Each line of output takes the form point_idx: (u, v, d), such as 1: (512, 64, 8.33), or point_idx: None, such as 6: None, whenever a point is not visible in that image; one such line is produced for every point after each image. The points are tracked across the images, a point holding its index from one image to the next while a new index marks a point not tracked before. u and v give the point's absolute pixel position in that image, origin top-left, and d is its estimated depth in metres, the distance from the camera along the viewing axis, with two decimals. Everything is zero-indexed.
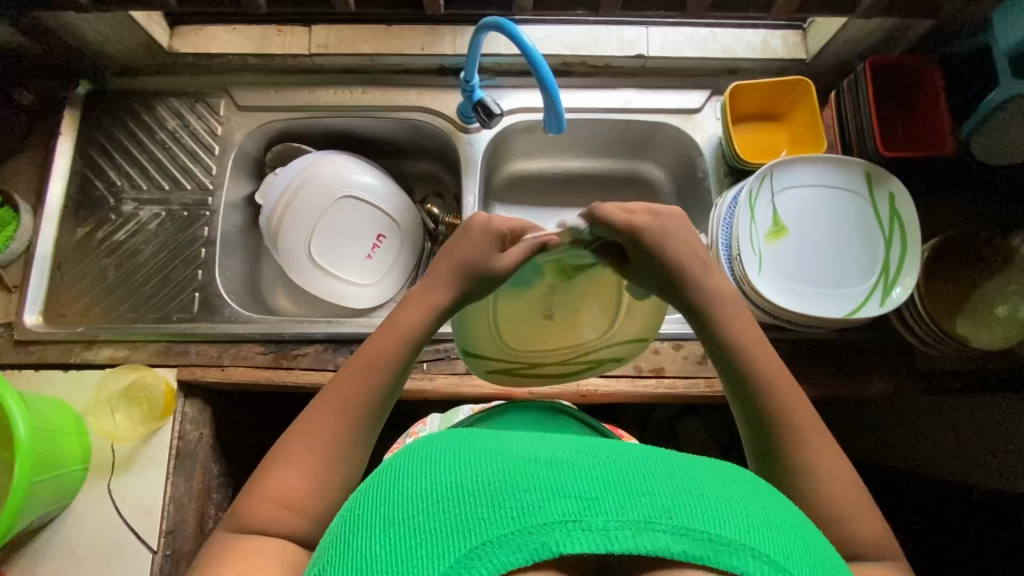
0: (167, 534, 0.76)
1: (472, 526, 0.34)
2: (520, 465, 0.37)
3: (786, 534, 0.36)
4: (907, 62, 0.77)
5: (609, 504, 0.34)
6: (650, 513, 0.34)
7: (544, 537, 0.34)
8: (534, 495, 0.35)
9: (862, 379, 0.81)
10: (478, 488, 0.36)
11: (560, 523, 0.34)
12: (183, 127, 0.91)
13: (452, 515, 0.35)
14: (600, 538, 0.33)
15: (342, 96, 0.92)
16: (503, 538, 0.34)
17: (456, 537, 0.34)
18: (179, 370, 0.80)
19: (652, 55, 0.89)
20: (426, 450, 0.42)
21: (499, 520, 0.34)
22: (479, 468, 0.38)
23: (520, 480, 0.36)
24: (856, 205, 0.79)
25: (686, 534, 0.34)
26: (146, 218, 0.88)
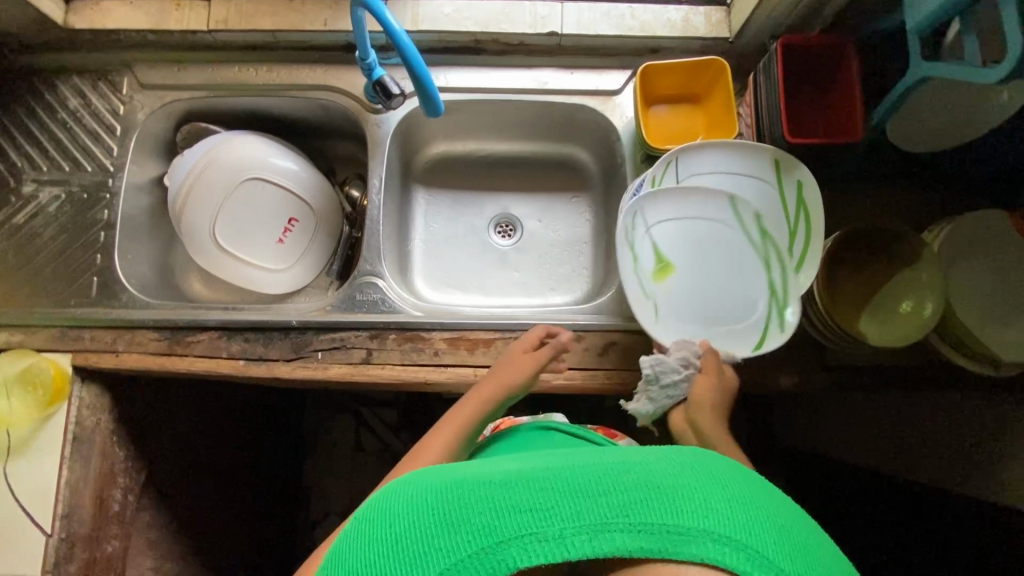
0: (62, 517, 0.77)
1: (431, 554, 0.37)
2: (475, 487, 0.40)
3: (746, 513, 0.37)
4: (820, 41, 0.72)
5: (562, 512, 0.36)
6: (604, 515, 0.36)
7: (501, 554, 0.36)
8: (489, 516, 0.37)
9: (769, 374, 0.79)
10: (438, 514, 0.39)
11: (518, 538, 0.36)
12: (85, 107, 0.89)
13: (416, 547, 0.37)
14: (555, 547, 0.36)
15: (247, 75, 0.89)
16: (462, 562, 0.36)
17: (417, 568, 0.37)
18: (73, 355, 0.80)
19: (566, 32, 0.85)
20: (394, 486, 0.45)
21: (456, 547, 0.37)
22: (442, 495, 0.40)
23: (474, 502, 0.38)
24: (763, 195, 0.76)
25: (641, 531, 0.35)
26: (46, 200, 0.86)
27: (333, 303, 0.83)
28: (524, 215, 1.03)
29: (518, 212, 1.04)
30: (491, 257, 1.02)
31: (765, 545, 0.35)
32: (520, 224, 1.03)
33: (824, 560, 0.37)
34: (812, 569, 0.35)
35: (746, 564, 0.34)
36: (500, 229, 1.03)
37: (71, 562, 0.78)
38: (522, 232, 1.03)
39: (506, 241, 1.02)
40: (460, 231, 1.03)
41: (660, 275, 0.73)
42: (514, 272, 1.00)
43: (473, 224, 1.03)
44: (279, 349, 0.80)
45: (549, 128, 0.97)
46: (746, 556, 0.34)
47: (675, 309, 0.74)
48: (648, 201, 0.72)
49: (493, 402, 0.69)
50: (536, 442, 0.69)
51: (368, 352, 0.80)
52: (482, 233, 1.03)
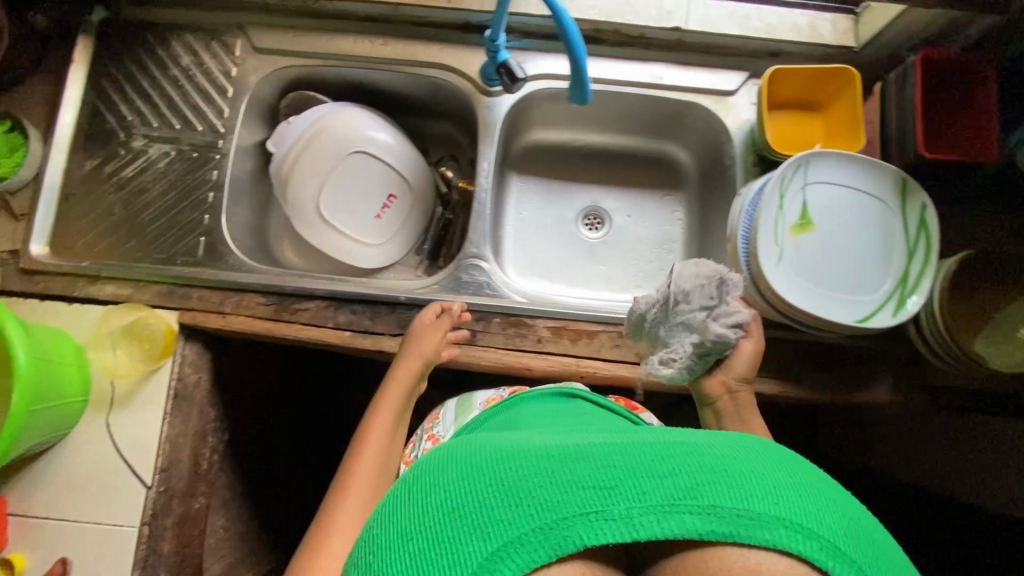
0: (161, 472, 0.78)
1: (493, 527, 0.37)
2: (535, 462, 0.40)
3: (812, 500, 0.38)
4: (961, 59, 0.72)
5: (629, 492, 0.37)
6: (672, 497, 0.37)
7: (569, 530, 0.36)
8: (554, 491, 0.37)
9: (868, 387, 0.79)
10: (498, 488, 0.39)
11: (584, 517, 0.36)
12: (197, 66, 0.88)
13: (476, 519, 0.37)
14: (623, 527, 0.36)
15: (363, 46, 0.88)
16: (526, 536, 0.36)
17: (478, 540, 0.36)
18: (180, 313, 0.80)
19: (690, 29, 0.84)
20: (442, 458, 0.44)
21: (521, 520, 0.37)
22: (499, 468, 0.40)
23: (536, 476, 0.38)
24: (883, 212, 0.76)
25: (712, 513, 0.36)
26: (155, 156, 0.86)
27: (437, 283, 0.83)
28: (614, 209, 1.03)
29: (607, 205, 1.03)
30: (578, 248, 1.01)
31: (834, 534, 0.37)
32: (608, 218, 1.02)
33: (887, 550, 0.38)
34: (877, 558, 0.37)
35: (817, 552, 0.36)
36: (589, 221, 1.03)
37: (168, 515, 0.79)
38: (610, 226, 1.02)
39: (594, 234, 1.02)
40: (549, 220, 1.02)
41: (798, 229, 0.75)
42: (601, 266, 1.00)
43: (562, 214, 1.03)
44: (385, 323, 0.80)
45: (651, 123, 0.97)
46: (818, 544, 0.36)
47: (795, 285, 0.74)
48: (815, 157, 0.75)
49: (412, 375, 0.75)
50: (562, 410, 0.68)
51: (472, 334, 0.80)
52: (571, 224, 1.02)
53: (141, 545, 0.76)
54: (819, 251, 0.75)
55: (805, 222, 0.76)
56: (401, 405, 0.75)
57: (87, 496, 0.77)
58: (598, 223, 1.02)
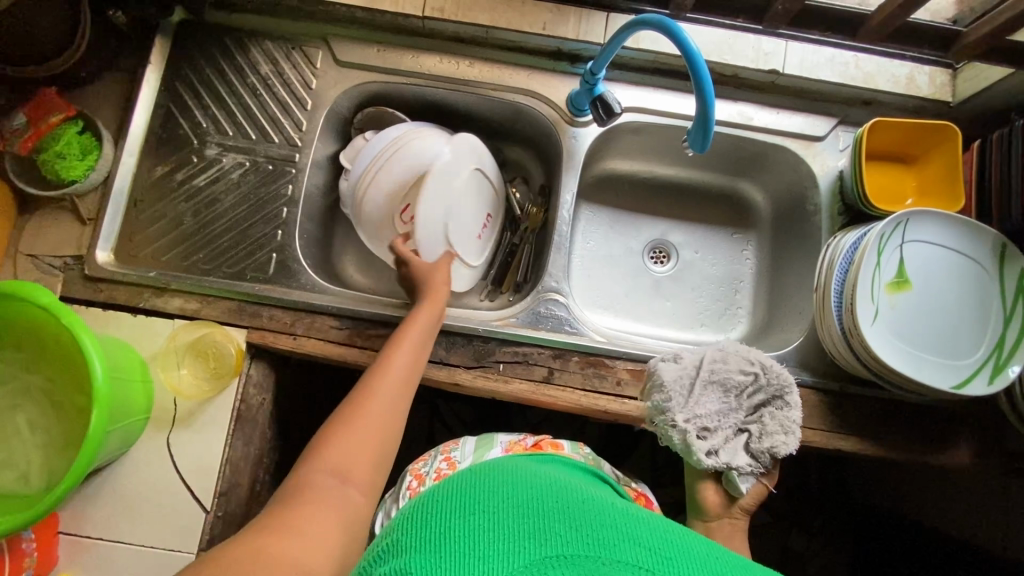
0: (221, 496, 0.75)
1: (552, 539, 0.40)
2: (603, 516, 0.43)
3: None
4: None
5: (680, 564, 0.39)
6: None
7: (613, 573, 0.38)
8: (612, 536, 0.41)
9: (948, 450, 0.78)
10: (567, 518, 0.42)
11: (633, 566, 0.38)
12: (276, 75, 0.86)
13: (541, 528, 0.41)
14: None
15: (448, 67, 0.86)
16: (574, 558, 0.39)
17: (538, 544, 0.40)
18: (250, 332, 0.78)
19: (787, 72, 0.83)
20: (519, 476, 0.49)
21: (572, 541, 0.40)
22: (572, 506, 0.44)
23: (601, 526, 0.42)
24: (981, 275, 0.74)
25: None
26: (228, 166, 0.84)
27: (515, 315, 0.81)
28: (681, 244, 1.00)
29: (675, 241, 1.00)
30: (645, 283, 0.98)
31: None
32: (675, 254, 0.99)
33: None
34: None
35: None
36: (655, 256, 1.00)
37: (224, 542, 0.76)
38: (677, 262, 0.99)
39: (660, 269, 0.99)
40: (616, 252, 1.00)
41: (894, 287, 0.74)
42: (669, 303, 0.97)
43: (629, 247, 1.00)
44: (461, 355, 0.78)
45: (731, 161, 0.95)
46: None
47: (889, 342, 0.72)
48: (915, 215, 0.73)
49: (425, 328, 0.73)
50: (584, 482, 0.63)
51: (549, 371, 0.78)
52: (637, 258, 1.00)
53: None
54: (915, 310, 0.74)
55: (902, 281, 0.74)
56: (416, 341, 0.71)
57: (144, 518, 0.74)
58: (664, 258, 0.99)
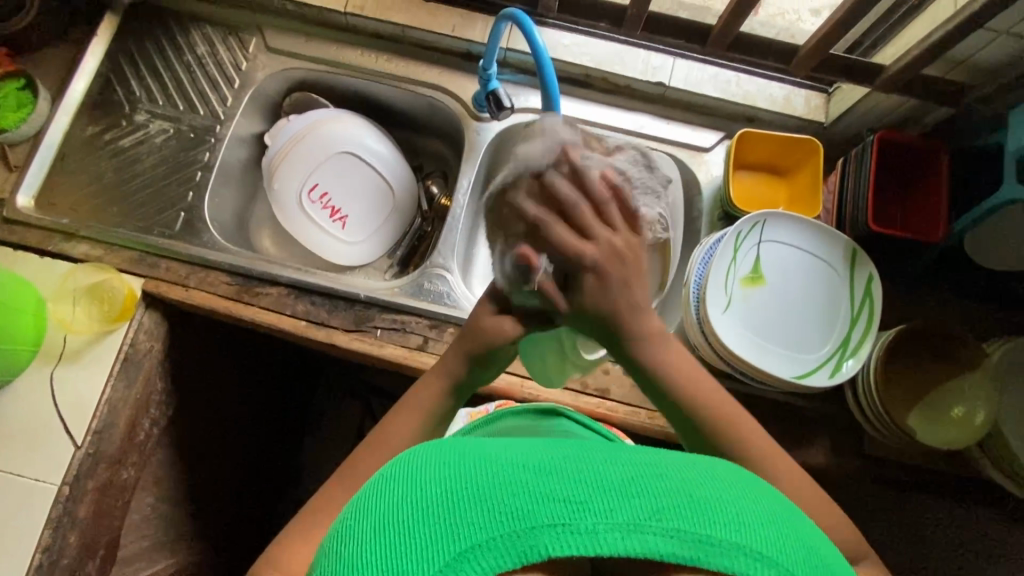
0: (94, 434, 0.78)
1: (458, 527, 0.31)
2: (509, 467, 0.34)
3: (776, 528, 0.33)
4: (916, 143, 0.76)
5: (598, 504, 0.31)
6: (639, 516, 0.31)
7: (533, 539, 0.31)
8: (519, 498, 0.32)
9: (806, 449, 0.79)
10: (470, 488, 0.33)
11: (551, 527, 0.31)
12: (211, 56, 0.94)
13: (445, 517, 0.32)
14: (588, 542, 0.31)
15: (368, 59, 0.94)
16: (493, 541, 0.31)
17: (444, 539, 0.31)
18: (146, 280, 0.82)
19: (673, 85, 0.90)
20: (422, 444, 0.39)
21: (489, 523, 0.31)
22: (473, 468, 0.34)
23: (506, 483, 0.33)
24: (834, 278, 0.78)
25: (676, 536, 0.31)
26: (154, 132, 0.91)
27: (400, 286, 0.86)
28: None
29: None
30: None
31: (802, 568, 0.32)
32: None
33: None
34: None
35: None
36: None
37: (91, 479, 0.78)
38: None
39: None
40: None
41: (750, 284, 0.78)
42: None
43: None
44: (342, 318, 0.82)
45: None
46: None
47: (739, 333, 0.76)
48: (772, 217, 0.78)
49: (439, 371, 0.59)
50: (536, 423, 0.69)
51: (424, 340, 0.82)
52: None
53: (57, 504, 0.75)
54: (767, 307, 0.78)
55: (755, 278, 0.78)
56: (437, 417, 0.59)
57: (16, 447, 0.77)
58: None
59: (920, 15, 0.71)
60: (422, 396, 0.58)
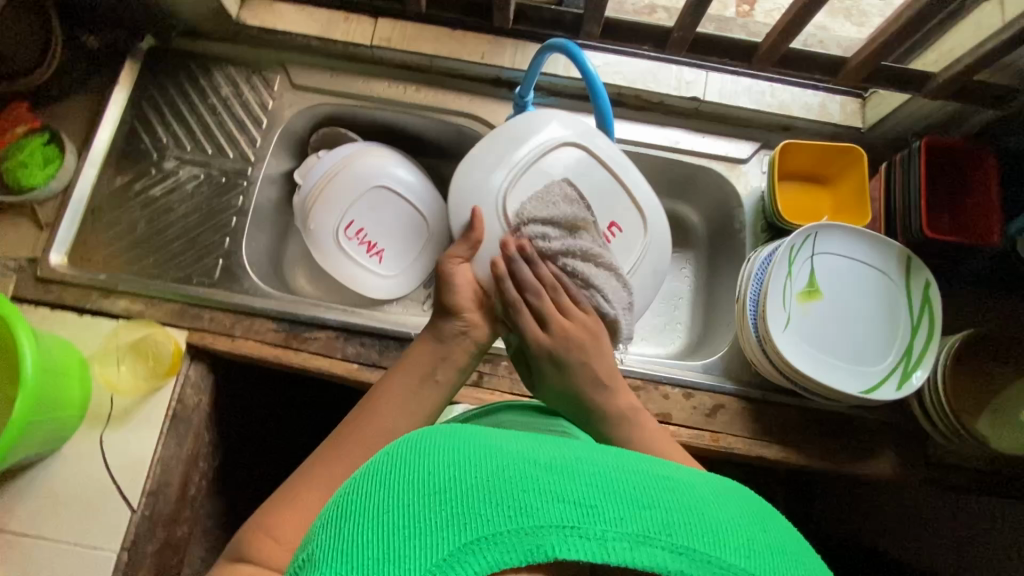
0: (149, 495, 0.76)
1: (466, 518, 0.30)
2: (519, 463, 0.33)
3: (772, 554, 0.33)
4: (962, 149, 0.76)
5: (609, 511, 0.31)
6: (648, 528, 0.31)
7: (540, 539, 0.30)
8: (529, 495, 0.31)
9: (873, 459, 0.78)
10: (479, 480, 0.32)
11: (557, 528, 0.30)
12: (236, 96, 0.92)
13: (453, 506, 0.31)
14: (596, 548, 0.30)
15: (397, 91, 0.93)
16: (498, 536, 0.30)
17: (451, 530, 0.30)
18: (190, 332, 0.80)
19: (708, 99, 0.89)
20: (427, 427, 0.38)
21: (495, 518, 0.30)
22: (482, 460, 0.33)
23: (515, 480, 0.32)
24: (889, 286, 0.77)
25: (683, 553, 0.30)
26: (184, 178, 0.90)
27: None
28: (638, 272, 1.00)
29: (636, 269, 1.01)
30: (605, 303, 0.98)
31: None
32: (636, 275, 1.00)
33: None
34: None
35: None
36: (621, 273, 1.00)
37: (149, 542, 0.76)
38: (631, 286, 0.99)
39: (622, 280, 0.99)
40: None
41: (805, 299, 0.77)
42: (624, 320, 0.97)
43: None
44: (393, 359, 0.80)
45: (667, 183, 0.98)
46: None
47: (799, 348, 0.75)
48: (824, 229, 0.77)
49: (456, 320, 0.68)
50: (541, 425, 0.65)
51: (478, 375, 0.80)
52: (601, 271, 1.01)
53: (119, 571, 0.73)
54: (824, 320, 0.77)
55: (812, 291, 0.78)
56: (417, 382, 0.63)
57: (71, 514, 0.75)
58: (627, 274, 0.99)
59: (964, 20, 0.71)
60: (409, 362, 0.65)
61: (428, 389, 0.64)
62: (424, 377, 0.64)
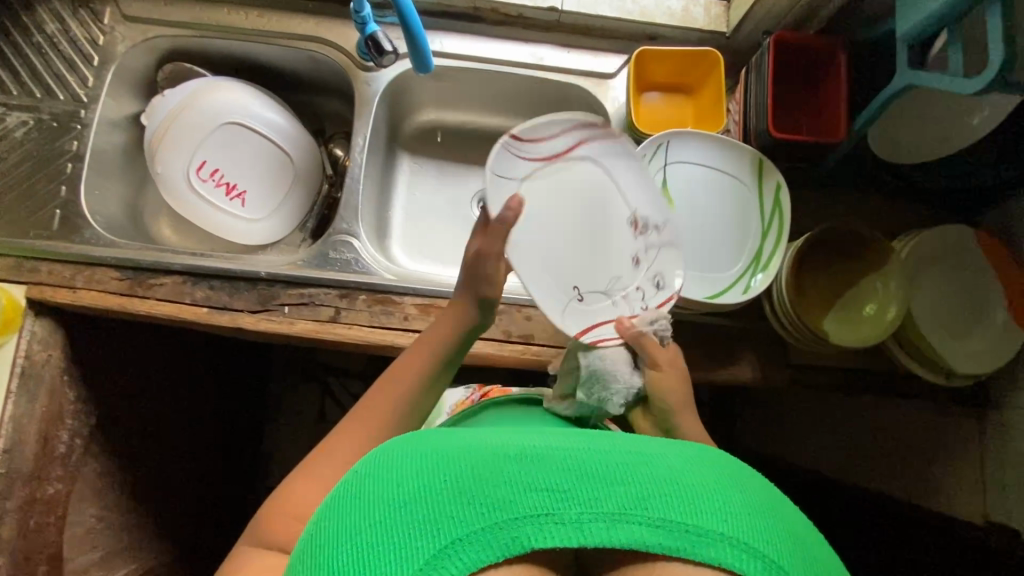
0: (3, 453, 0.75)
1: (438, 524, 0.32)
2: (490, 458, 0.36)
3: (765, 516, 0.36)
4: (814, 42, 0.73)
5: (581, 495, 0.34)
6: (623, 505, 0.34)
7: (515, 531, 0.33)
8: (505, 488, 0.34)
9: (735, 368, 0.79)
10: (446, 483, 0.34)
11: (535, 518, 0.33)
12: (62, 33, 0.86)
13: (422, 513, 0.33)
14: (573, 532, 0.33)
15: (236, 17, 0.86)
16: (472, 535, 0.32)
17: (423, 537, 0.32)
18: (27, 287, 0.77)
19: (566, 9, 0.84)
20: (396, 439, 0.41)
21: (468, 516, 0.33)
22: (451, 462, 0.36)
23: (489, 474, 0.35)
24: (741, 192, 0.76)
25: (663, 526, 0.33)
26: (12, 125, 0.84)
27: (303, 259, 0.82)
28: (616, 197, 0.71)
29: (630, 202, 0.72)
30: (535, 266, 0.65)
31: (782, 552, 0.34)
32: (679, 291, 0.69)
33: (831, 566, 0.36)
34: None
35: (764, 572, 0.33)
36: (638, 285, 0.69)
37: (9, 499, 0.76)
38: (614, 297, 0.68)
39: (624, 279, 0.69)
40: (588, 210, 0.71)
41: None
42: (603, 301, 0.68)
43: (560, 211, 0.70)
44: (244, 300, 0.78)
45: (541, 105, 0.95)
46: (766, 564, 0.33)
47: None
48: (674, 137, 0.75)
49: (448, 334, 0.63)
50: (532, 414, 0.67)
51: (336, 311, 0.78)
52: (543, 275, 0.66)
53: None
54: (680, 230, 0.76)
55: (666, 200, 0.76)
56: (430, 372, 0.62)
57: None
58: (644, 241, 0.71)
59: None
60: (421, 344, 0.63)
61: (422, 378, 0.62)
62: (438, 366, 0.63)
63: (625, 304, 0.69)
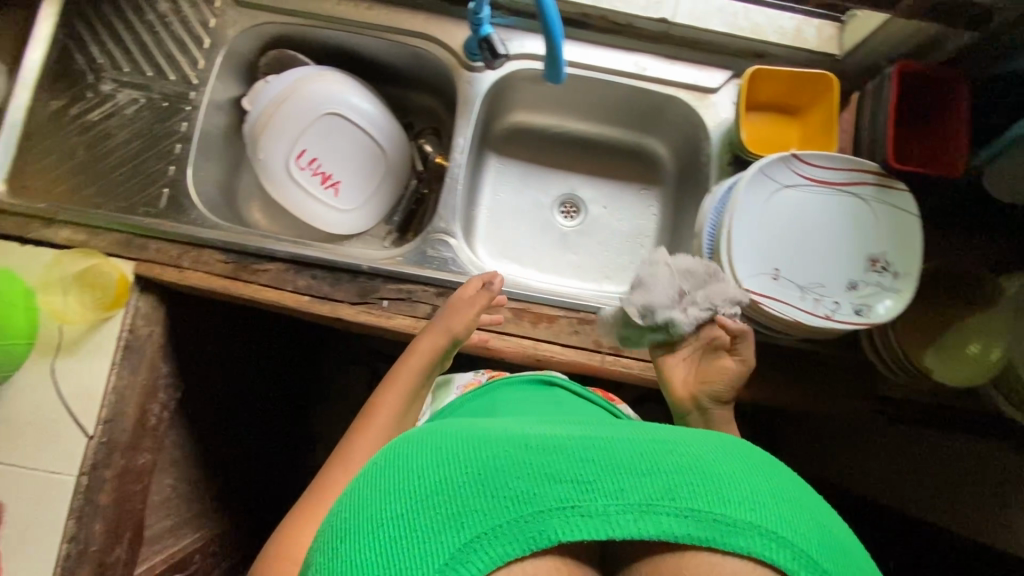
0: (105, 422, 0.77)
1: (463, 519, 0.32)
2: (511, 447, 0.35)
3: (787, 502, 0.35)
4: (939, 73, 0.72)
5: (603, 486, 0.33)
6: (650, 497, 0.33)
7: (544, 524, 0.32)
8: (526, 481, 0.33)
9: (823, 393, 0.79)
10: (470, 475, 0.33)
11: (560, 511, 0.32)
12: (175, 14, 0.87)
13: (448, 508, 0.32)
14: (600, 524, 0.32)
15: (347, 8, 0.87)
16: (498, 530, 0.32)
17: (449, 532, 0.31)
18: (137, 263, 0.79)
19: (677, 21, 0.85)
20: (410, 432, 0.40)
21: (495, 509, 0.32)
22: (472, 452, 0.35)
23: (511, 464, 0.34)
24: (857, 215, 0.75)
25: (692, 517, 0.33)
26: (123, 102, 0.85)
27: (402, 256, 0.82)
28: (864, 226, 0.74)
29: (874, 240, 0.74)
30: (754, 242, 0.74)
31: (805, 538, 0.34)
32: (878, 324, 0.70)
33: (853, 552, 0.36)
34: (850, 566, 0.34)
35: (793, 562, 0.33)
36: (838, 301, 0.73)
37: (108, 468, 0.78)
38: (808, 294, 0.73)
39: (827, 287, 0.73)
40: (834, 229, 0.75)
41: None
42: (791, 291, 0.73)
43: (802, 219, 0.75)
44: (345, 291, 0.79)
45: (635, 114, 0.95)
46: (792, 553, 0.33)
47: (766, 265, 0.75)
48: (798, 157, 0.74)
49: (433, 356, 0.70)
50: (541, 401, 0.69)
51: (433, 309, 0.79)
52: (756, 253, 0.74)
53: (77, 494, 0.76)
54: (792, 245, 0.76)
55: None
56: (404, 407, 0.67)
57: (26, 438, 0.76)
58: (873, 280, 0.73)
59: None
60: (396, 380, 0.68)
61: (408, 408, 0.67)
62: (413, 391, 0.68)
63: (817, 304, 0.73)
